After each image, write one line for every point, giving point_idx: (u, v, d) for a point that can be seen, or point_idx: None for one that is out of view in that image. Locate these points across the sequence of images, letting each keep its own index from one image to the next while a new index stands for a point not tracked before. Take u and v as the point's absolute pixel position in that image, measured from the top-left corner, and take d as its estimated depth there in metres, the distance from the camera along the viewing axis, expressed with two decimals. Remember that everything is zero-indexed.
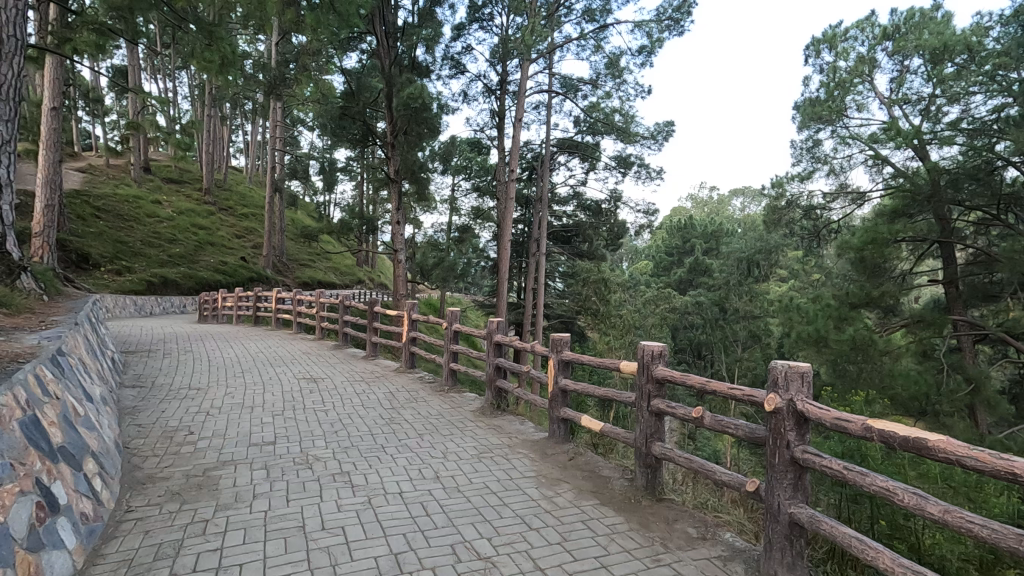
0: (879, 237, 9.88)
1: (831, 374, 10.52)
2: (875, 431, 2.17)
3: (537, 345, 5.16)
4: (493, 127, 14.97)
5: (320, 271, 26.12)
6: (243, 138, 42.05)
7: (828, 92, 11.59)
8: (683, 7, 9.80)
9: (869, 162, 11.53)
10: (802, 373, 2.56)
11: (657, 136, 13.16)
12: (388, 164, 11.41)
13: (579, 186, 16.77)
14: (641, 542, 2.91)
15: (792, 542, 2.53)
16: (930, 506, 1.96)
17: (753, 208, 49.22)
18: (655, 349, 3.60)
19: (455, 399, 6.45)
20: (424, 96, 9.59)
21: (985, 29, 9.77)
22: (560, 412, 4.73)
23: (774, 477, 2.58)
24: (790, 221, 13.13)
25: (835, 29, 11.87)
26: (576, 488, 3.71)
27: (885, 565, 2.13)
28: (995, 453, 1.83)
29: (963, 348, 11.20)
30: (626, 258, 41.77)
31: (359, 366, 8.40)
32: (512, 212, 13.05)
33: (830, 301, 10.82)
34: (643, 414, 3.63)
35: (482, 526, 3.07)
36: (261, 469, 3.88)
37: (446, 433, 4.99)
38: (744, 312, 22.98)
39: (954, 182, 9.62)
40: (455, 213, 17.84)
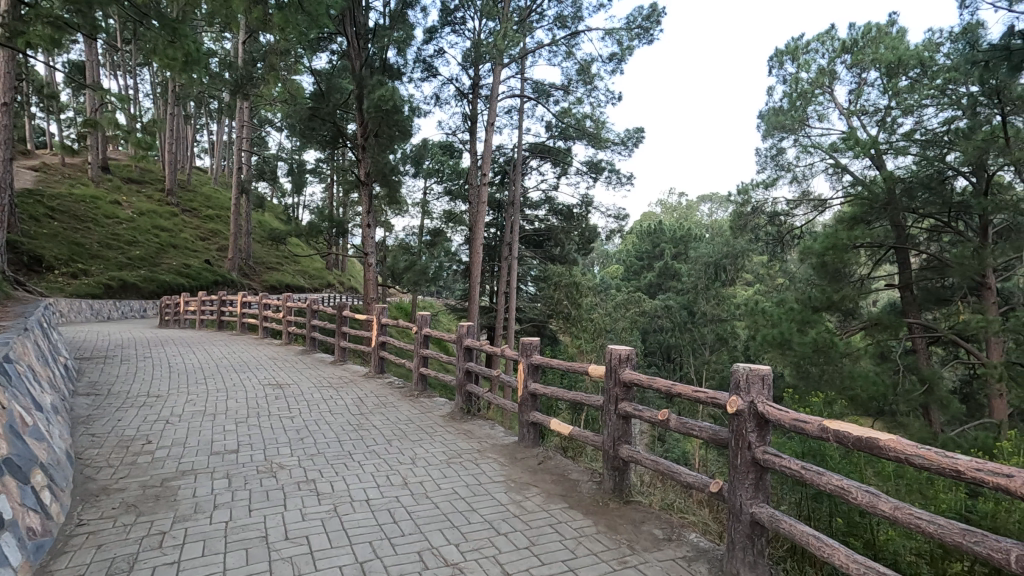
0: (839, 243, 10.22)
1: (795, 376, 10.82)
2: (830, 432, 2.24)
3: (507, 349, 5.16)
4: (465, 130, 14.95)
5: (288, 274, 25.63)
6: (208, 138, 41.00)
7: (791, 102, 11.97)
8: (653, 15, 9.98)
9: (829, 170, 11.95)
10: (762, 376, 2.62)
11: (628, 141, 13.35)
12: (359, 166, 11.28)
13: (551, 191, 16.87)
14: (608, 545, 2.94)
15: (753, 542, 2.59)
16: (881, 503, 2.03)
17: (721, 213, 50.35)
18: (622, 353, 3.64)
19: (426, 404, 6.41)
20: (395, 98, 9.51)
21: (937, 44, 10.23)
22: (529, 416, 4.74)
23: (736, 478, 2.64)
24: (755, 226, 13.49)
25: (798, 42, 12.27)
26: (545, 492, 3.72)
27: (841, 561, 2.19)
28: (941, 451, 1.91)
29: (918, 349, 11.66)
30: (598, 262, 42.21)
31: (327, 371, 8.25)
32: (484, 216, 13.02)
33: (794, 305, 11.13)
34: (611, 417, 3.67)
35: (450, 532, 3.05)
36: (223, 478, 3.78)
37: (415, 438, 4.94)
38: (712, 315, 23.47)
39: (909, 191, 10.05)
40: (427, 216, 17.73)
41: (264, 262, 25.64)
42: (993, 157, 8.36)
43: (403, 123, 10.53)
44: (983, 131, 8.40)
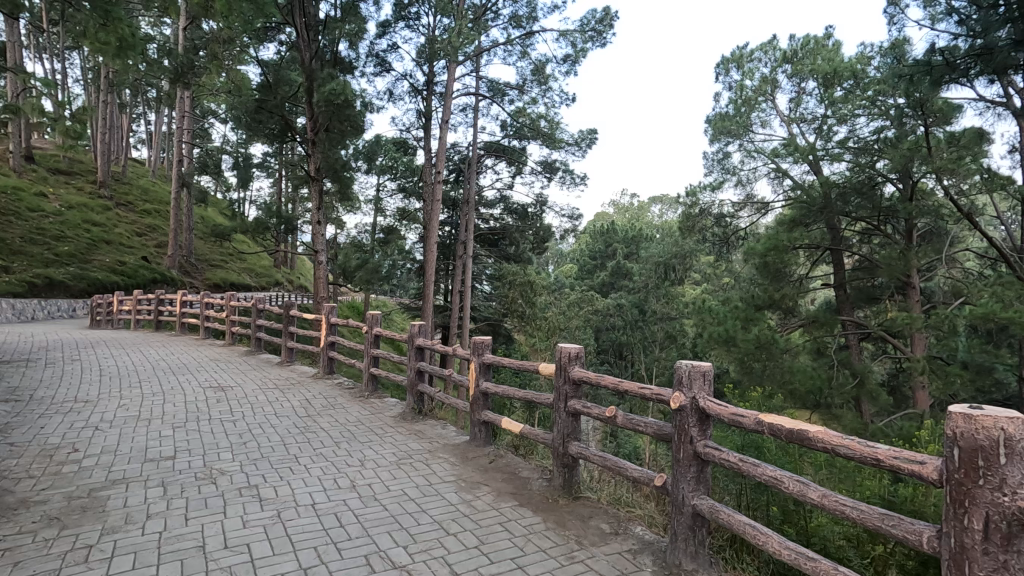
0: (780, 245, 10.71)
1: (739, 372, 11.27)
2: (765, 425, 2.34)
3: (459, 348, 5.14)
4: (419, 127, 14.74)
5: (232, 272, 24.65)
6: (145, 129, 38.87)
7: (736, 108, 12.46)
8: (606, 19, 10.15)
9: (771, 174, 12.48)
10: (703, 373, 2.71)
11: (581, 142, 13.55)
12: (309, 162, 10.96)
13: (506, 190, 16.89)
14: (557, 541, 2.97)
15: (694, 533, 2.67)
16: (810, 492, 2.15)
17: (670, 214, 51.81)
18: (572, 351, 3.69)
19: (376, 405, 6.30)
20: (347, 92, 9.27)
21: (868, 58, 10.86)
22: (481, 415, 4.74)
23: (679, 471, 2.73)
24: (702, 228, 13.93)
25: (742, 50, 12.77)
26: (495, 491, 3.73)
27: (773, 548, 2.30)
28: (864, 441, 2.02)
29: (851, 345, 12.37)
30: (552, 261, 42.62)
31: (273, 372, 7.97)
32: (438, 214, 12.89)
33: (738, 304, 11.58)
34: (561, 415, 3.71)
35: (398, 534, 3.01)
36: (157, 486, 3.59)
37: (364, 440, 4.86)
38: (661, 314, 24.11)
39: (842, 195, 10.64)
40: (381, 213, 17.40)
41: (207, 259, 24.56)
42: (918, 166, 8.92)
43: (355, 118, 10.26)
44: (909, 141, 8.96)
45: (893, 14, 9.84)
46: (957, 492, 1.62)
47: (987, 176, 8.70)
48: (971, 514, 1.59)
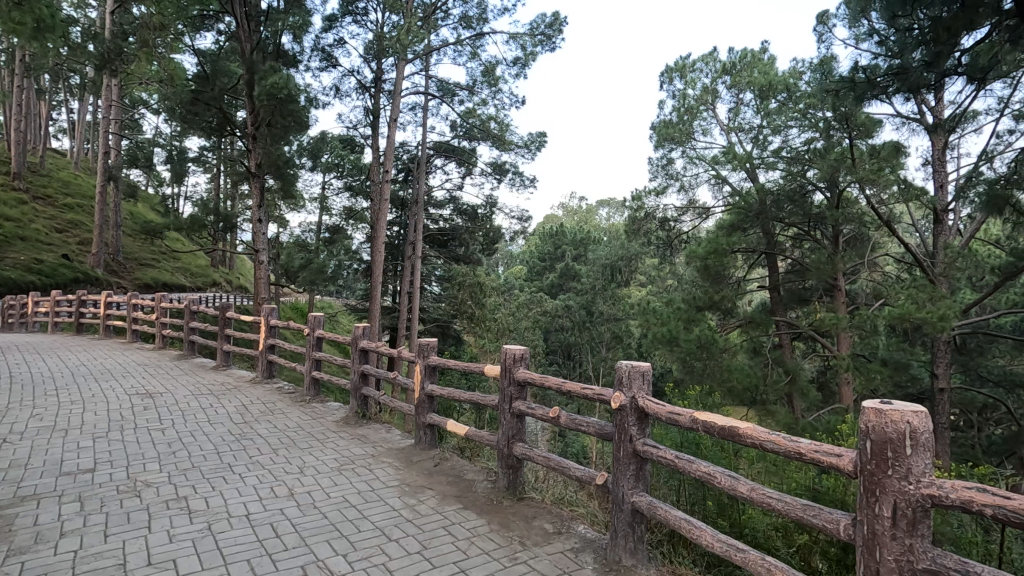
0: (720, 248, 11.15)
1: (682, 371, 11.64)
2: (699, 423, 2.42)
3: (404, 350, 5.06)
4: (367, 125, 14.44)
5: (165, 272, 23.29)
6: (66, 118, 36.13)
7: (679, 116, 12.88)
8: (555, 24, 10.28)
9: (711, 181, 12.99)
10: (643, 372, 2.78)
11: (531, 145, 13.66)
12: (249, 157, 10.53)
13: (455, 191, 16.80)
14: (500, 543, 2.97)
15: (633, 529, 2.73)
16: (740, 485, 2.25)
17: (617, 217, 52.87)
18: (517, 353, 3.70)
19: (318, 410, 6.12)
20: (290, 85, 8.96)
21: (800, 72, 11.50)
22: (426, 418, 4.69)
23: (619, 469, 2.79)
24: (647, 231, 14.31)
25: (685, 60, 13.22)
26: (440, 494, 3.69)
27: (706, 541, 2.39)
28: (789, 436, 2.13)
29: (784, 344, 13.04)
30: (502, 262, 42.65)
31: (206, 377, 7.59)
32: (386, 214, 12.64)
33: (680, 305, 11.96)
34: (505, 416, 3.72)
35: (337, 542, 2.93)
36: (73, 502, 3.34)
37: (304, 446, 4.70)
38: (609, 314, 24.63)
39: (776, 202, 11.22)
40: (326, 212, 16.89)
41: (137, 257, 23.10)
42: (843, 175, 9.49)
43: (298, 114, 9.90)
44: (836, 152, 9.56)
45: (821, 32, 10.45)
46: (870, 482, 1.73)
47: (904, 186, 9.39)
48: (881, 501, 1.70)
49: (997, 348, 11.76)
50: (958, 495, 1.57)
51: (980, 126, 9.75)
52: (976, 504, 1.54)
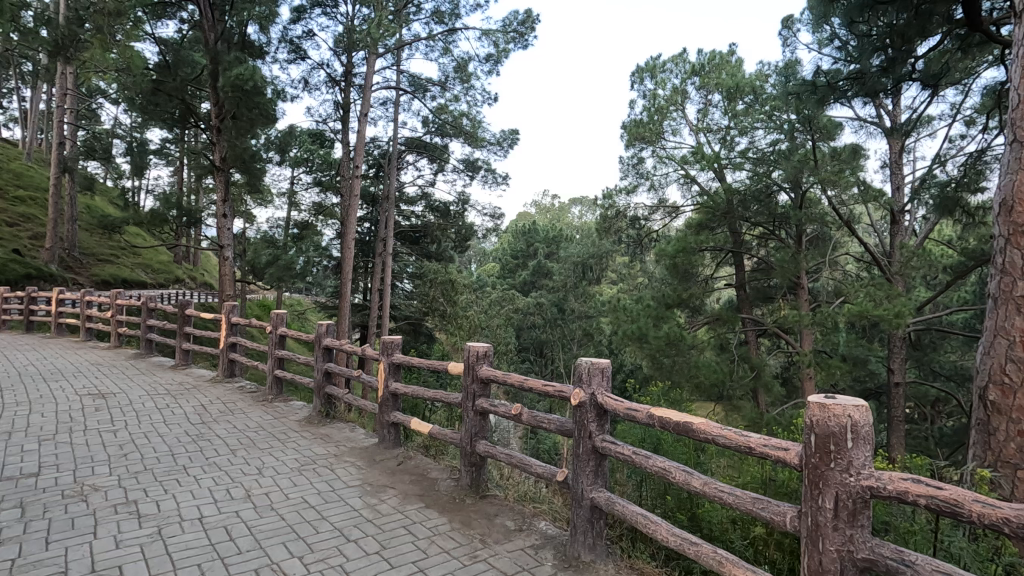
0: (688, 247, 11.30)
1: (651, 367, 11.81)
2: (656, 418, 2.45)
3: (368, 347, 5.00)
4: (337, 119, 14.19)
5: (124, 268, 22.43)
6: (17, 107, 34.41)
7: (649, 116, 13.00)
8: (528, 21, 10.27)
9: (681, 180, 13.17)
10: (602, 369, 2.80)
11: (503, 142, 13.65)
12: (213, 150, 10.24)
13: (427, 187, 16.65)
14: (460, 541, 2.95)
15: (592, 525, 2.75)
16: (694, 480, 2.28)
17: (589, 216, 53.05)
18: (480, 350, 3.69)
19: (280, 409, 5.98)
20: (257, 77, 8.73)
21: (766, 75, 11.77)
22: (390, 416, 4.64)
23: (579, 465, 2.80)
24: (618, 230, 14.45)
25: (655, 61, 13.36)
26: (402, 493, 3.65)
27: (661, 535, 2.42)
28: (739, 431, 2.17)
29: (750, 340, 13.33)
30: (475, 259, 42.37)
31: (165, 377, 7.35)
32: (356, 210, 12.41)
33: (650, 302, 12.08)
34: (468, 414, 3.70)
35: (293, 544, 2.87)
36: (13, 508, 3.19)
37: (264, 446, 4.59)
38: (579, 312, 24.79)
39: (743, 202, 11.49)
40: (294, 207, 16.51)
41: (94, 253, 22.19)
42: (807, 176, 9.74)
43: (265, 106, 9.62)
44: (800, 153, 9.81)
45: (786, 36, 10.71)
46: (813, 475, 1.78)
47: (863, 188, 9.70)
48: (824, 494, 1.75)
49: (949, 343, 12.28)
50: (894, 486, 1.63)
51: (934, 131, 10.16)
52: (910, 494, 1.60)
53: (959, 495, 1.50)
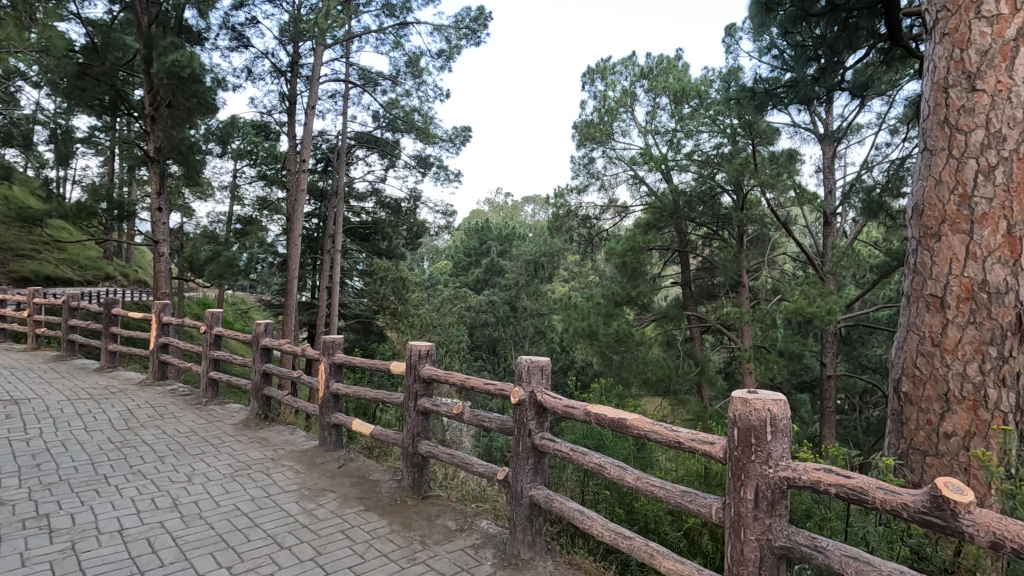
0: (636, 246, 11.53)
1: (601, 364, 11.98)
2: (592, 415, 2.47)
3: (308, 347, 4.84)
4: (282, 111, 13.69)
5: (47, 264, 20.83)
6: None
7: (600, 116, 13.21)
8: (480, 18, 10.23)
9: (630, 181, 13.44)
10: (542, 367, 2.81)
11: (455, 139, 13.54)
12: (146, 140, 9.69)
13: (378, 183, 16.31)
14: (399, 544, 2.90)
15: (531, 522, 2.76)
16: (628, 475, 2.32)
17: (542, 215, 53.33)
18: (422, 350, 3.64)
19: (215, 412, 5.72)
20: (194, 64, 8.27)
21: (710, 80, 12.17)
22: (331, 418, 4.51)
23: (518, 464, 2.81)
24: (570, 228, 14.60)
25: (606, 63, 13.58)
26: (341, 496, 3.56)
27: (597, 530, 2.45)
28: (670, 426, 2.22)
29: (694, 337, 13.76)
30: (427, 257, 41.85)
31: (87, 380, 6.86)
32: (303, 205, 12.00)
33: (600, 300, 12.24)
34: (410, 414, 3.64)
35: (221, 554, 2.74)
36: None
37: (196, 452, 4.37)
38: (532, 310, 24.90)
39: (689, 203, 11.85)
40: (236, 201, 15.83)
41: (12, 248, 20.53)
42: (748, 179, 10.12)
43: (204, 95, 9.15)
44: (741, 157, 10.19)
45: (729, 44, 11.12)
46: (736, 467, 1.84)
47: (798, 191, 10.18)
48: (745, 486, 1.82)
49: (876, 338, 13.11)
50: (808, 476, 1.71)
51: (862, 138, 10.79)
52: (822, 483, 1.68)
53: (865, 482, 1.59)
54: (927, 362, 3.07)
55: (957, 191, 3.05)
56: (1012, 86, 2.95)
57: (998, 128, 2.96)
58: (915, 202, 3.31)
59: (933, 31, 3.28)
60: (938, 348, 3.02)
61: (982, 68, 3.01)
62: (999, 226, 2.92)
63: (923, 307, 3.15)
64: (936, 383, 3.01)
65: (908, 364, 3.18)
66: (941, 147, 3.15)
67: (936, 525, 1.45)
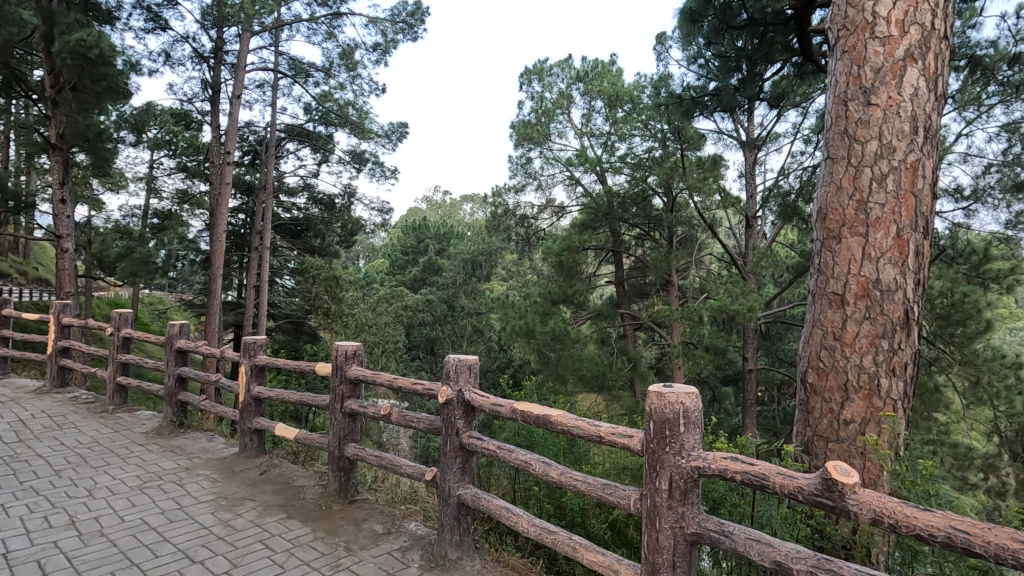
0: (573, 246, 11.74)
1: (538, 361, 12.12)
2: (519, 412, 2.48)
3: (227, 349, 4.59)
4: (205, 99, 12.90)
5: None
6: None
7: (537, 117, 13.34)
8: (417, 13, 10.07)
9: (566, 181, 13.66)
10: (470, 366, 2.81)
11: (391, 135, 13.28)
12: (48, 125, 8.84)
13: (309, 178, 15.72)
14: (322, 551, 2.81)
15: (459, 522, 2.74)
16: (552, 470, 2.36)
17: (480, 213, 53.24)
18: (349, 350, 3.53)
19: (124, 420, 5.32)
20: (103, 45, 7.61)
21: (642, 86, 12.57)
22: (252, 423, 4.30)
23: (445, 464, 2.78)
24: (507, 227, 14.66)
25: (542, 64, 13.73)
26: (262, 505, 3.40)
27: (523, 527, 2.47)
28: (592, 421, 2.27)
29: (627, 334, 14.18)
30: (363, 255, 40.76)
31: None
32: (228, 199, 11.34)
33: (538, 299, 12.38)
34: (336, 417, 3.52)
35: (124, 573, 2.55)
36: None
37: (99, 464, 4.04)
38: (470, 309, 24.77)
39: (622, 204, 12.22)
40: (152, 194, 14.79)
41: None
42: (677, 182, 10.54)
43: (115, 79, 8.45)
44: (670, 160, 10.58)
45: (660, 51, 11.52)
46: (652, 458, 1.91)
47: (723, 195, 10.73)
48: (660, 476, 1.88)
49: (792, 333, 14.02)
50: (717, 464, 1.80)
51: (780, 146, 11.49)
52: (729, 471, 1.77)
53: (766, 469, 1.70)
54: (829, 355, 3.30)
55: (855, 197, 3.30)
56: (900, 102, 3.23)
57: (889, 140, 3.23)
58: (820, 207, 3.54)
59: (834, 48, 3.53)
60: (839, 342, 3.25)
61: (876, 84, 3.28)
62: (890, 230, 3.21)
63: (826, 304, 3.38)
64: (837, 374, 3.24)
65: (813, 357, 3.40)
66: (841, 155, 3.39)
67: (826, 505, 1.58)
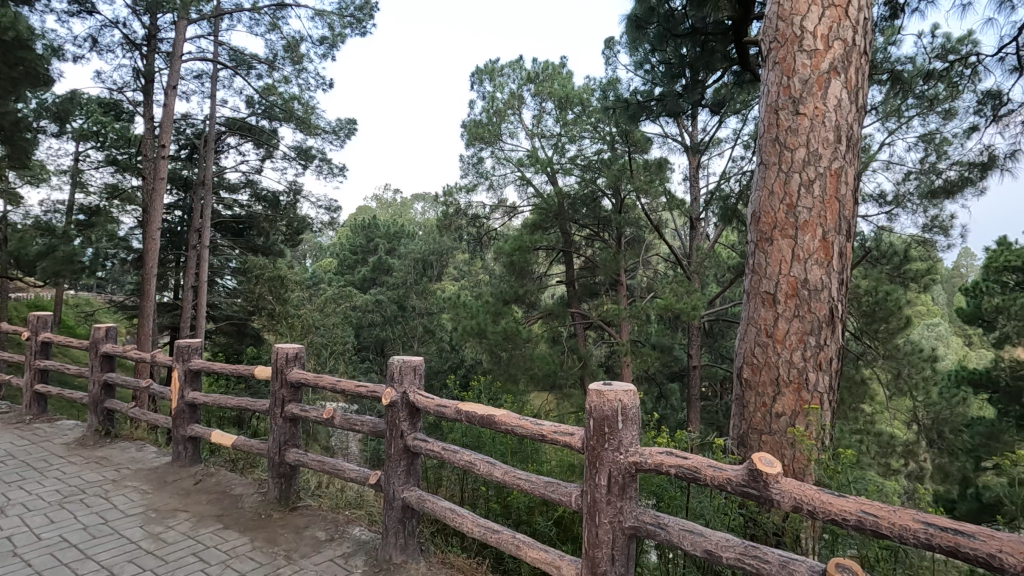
0: (524, 246, 11.80)
1: (489, 361, 12.12)
2: (463, 413, 2.48)
3: (159, 353, 4.36)
4: (137, 89, 12.19)
5: None
6: None
7: (488, 117, 13.33)
8: (365, 8, 9.87)
9: (517, 182, 13.72)
10: (414, 367, 2.78)
11: (339, 131, 12.95)
12: None
13: (252, 174, 15.13)
14: (261, 561, 2.71)
15: (404, 525, 2.71)
16: (495, 470, 2.37)
17: (431, 213, 52.66)
18: (290, 352, 3.42)
19: (44, 431, 4.96)
20: (19, 27, 7.05)
21: (591, 89, 12.77)
22: (186, 430, 4.10)
23: (389, 466, 2.75)
24: (458, 227, 14.57)
25: (493, 65, 13.73)
26: (196, 516, 3.25)
27: (468, 528, 2.47)
28: (535, 420, 2.29)
29: (578, 333, 14.38)
30: (310, 255, 39.56)
31: None
32: (163, 195, 10.75)
33: (489, 299, 12.38)
34: (276, 422, 3.40)
35: None
36: None
37: (13, 479, 3.75)
38: (421, 309, 24.46)
39: (572, 205, 12.40)
40: (78, 188, 13.85)
41: None
42: (625, 185, 10.79)
43: (33, 64, 7.85)
44: (619, 163, 10.82)
45: (608, 56, 11.76)
46: (592, 455, 1.95)
47: (668, 197, 11.06)
48: (600, 472, 1.93)
49: (733, 331, 14.60)
50: (653, 459, 1.85)
51: (722, 151, 11.95)
52: (664, 465, 1.83)
53: (698, 462, 1.77)
54: (762, 351, 3.47)
55: (785, 201, 3.48)
56: (825, 112, 3.43)
57: (815, 147, 3.42)
58: (754, 210, 3.70)
59: (767, 59, 3.71)
60: (771, 339, 3.42)
61: (804, 95, 3.47)
62: (816, 232, 3.40)
63: (759, 303, 3.54)
64: (769, 369, 3.41)
65: (748, 353, 3.55)
66: (773, 161, 3.56)
67: (753, 495, 1.66)
